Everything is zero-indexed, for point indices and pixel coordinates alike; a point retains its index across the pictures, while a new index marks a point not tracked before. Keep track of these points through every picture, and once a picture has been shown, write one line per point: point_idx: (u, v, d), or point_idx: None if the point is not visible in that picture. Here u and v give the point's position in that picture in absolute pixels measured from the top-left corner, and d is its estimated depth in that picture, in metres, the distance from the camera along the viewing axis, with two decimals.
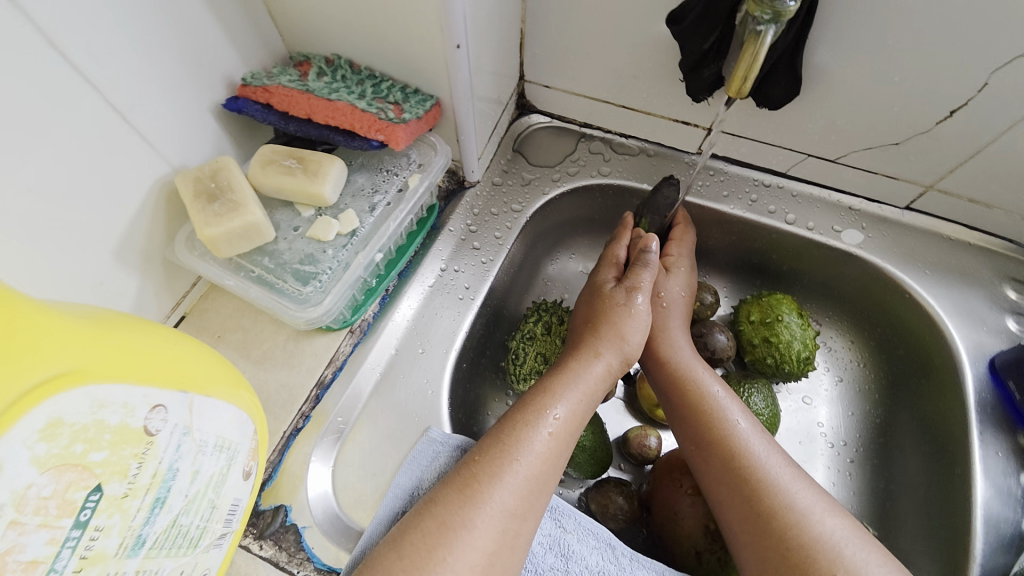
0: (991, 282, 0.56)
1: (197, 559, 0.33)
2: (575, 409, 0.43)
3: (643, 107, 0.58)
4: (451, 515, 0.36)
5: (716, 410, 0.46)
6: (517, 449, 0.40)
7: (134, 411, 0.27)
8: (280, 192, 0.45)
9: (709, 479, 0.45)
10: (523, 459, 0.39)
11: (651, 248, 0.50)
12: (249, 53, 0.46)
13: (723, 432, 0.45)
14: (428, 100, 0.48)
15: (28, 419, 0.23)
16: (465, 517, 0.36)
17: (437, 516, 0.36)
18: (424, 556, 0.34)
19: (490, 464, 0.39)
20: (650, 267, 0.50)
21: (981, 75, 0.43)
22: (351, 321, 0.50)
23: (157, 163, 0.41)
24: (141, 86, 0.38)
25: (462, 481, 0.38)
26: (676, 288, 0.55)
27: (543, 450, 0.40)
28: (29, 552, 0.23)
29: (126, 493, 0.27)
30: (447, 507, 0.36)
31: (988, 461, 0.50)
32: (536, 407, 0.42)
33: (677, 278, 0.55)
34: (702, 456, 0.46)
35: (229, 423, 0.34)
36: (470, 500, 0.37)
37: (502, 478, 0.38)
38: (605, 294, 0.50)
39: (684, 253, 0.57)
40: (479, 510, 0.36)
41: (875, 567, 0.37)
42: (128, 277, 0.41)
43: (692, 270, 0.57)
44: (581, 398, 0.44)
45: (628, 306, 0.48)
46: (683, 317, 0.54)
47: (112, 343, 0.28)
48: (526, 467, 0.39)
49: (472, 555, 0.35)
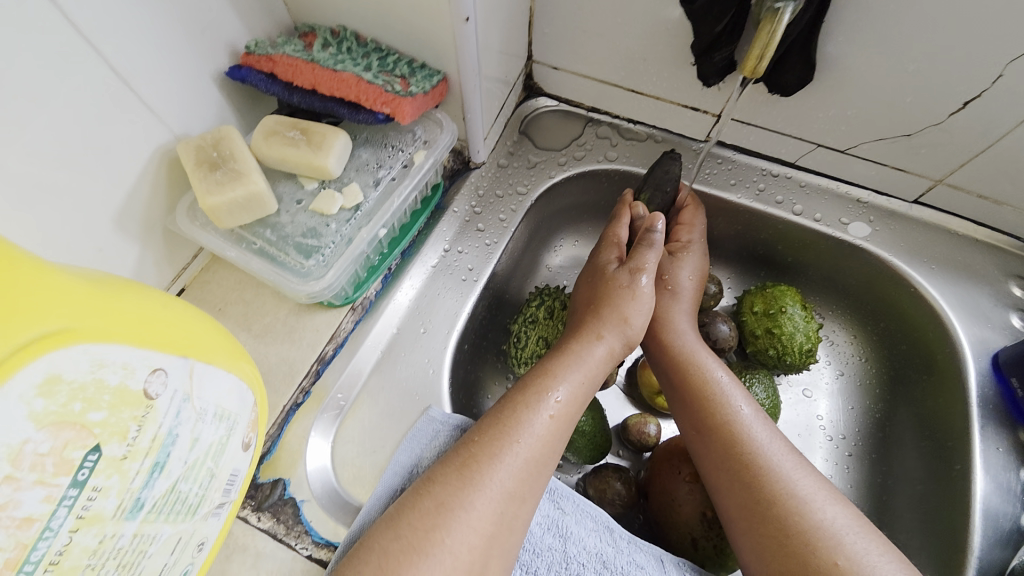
0: (997, 278, 0.55)
1: (196, 527, 0.33)
2: (576, 392, 0.43)
3: (652, 92, 0.57)
4: (449, 496, 0.36)
5: (719, 396, 0.46)
6: (516, 430, 0.39)
7: (134, 373, 0.27)
8: (282, 164, 0.45)
9: (708, 465, 0.45)
10: (523, 440, 0.39)
11: (657, 227, 0.49)
12: (253, 22, 0.45)
13: (725, 418, 0.45)
14: (434, 75, 0.47)
15: (24, 373, 0.23)
16: (464, 499, 0.36)
17: (435, 497, 0.36)
18: (421, 537, 0.34)
19: (489, 445, 0.38)
20: (655, 248, 0.49)
21: (996, 66, 0.42)
22: (353, 298, 0.50)
23: (158, 130, 0.40)
24: (143, 50, 0.37)
25: (461, 462, 0.38)
26: (684, 275, 0.55)
27: (543, 431, 0.40)
28: (24, 509, 0.23)
29: (125, 455, 0.27)
30: (445, 488, 0.36)
31: (988, 457, 0.49)
32: (537, 389, 0.42)
33: (686, 264, 0.55)
34: (703, 440, 0.46)
35: (228, 392, 0.34)
36: (468, 481, 0.37)
37: (501, 459, 0.38)
38: (608, 275, 0.50)
39: (695, 237, 0.57)
40: (477, 491, 0.36)
41: (875, 556, 0.37)
42: (128, 245, 0.41)
43: (703, 255, 0.56)
44: (582, 381, 0.44)
45: (632, 288, 0.48)
46: (691, 304, 0.54)
47: (110, 304, 0.28)
48: (525, 449, 0.39)
49: (470, 536, 0.35)
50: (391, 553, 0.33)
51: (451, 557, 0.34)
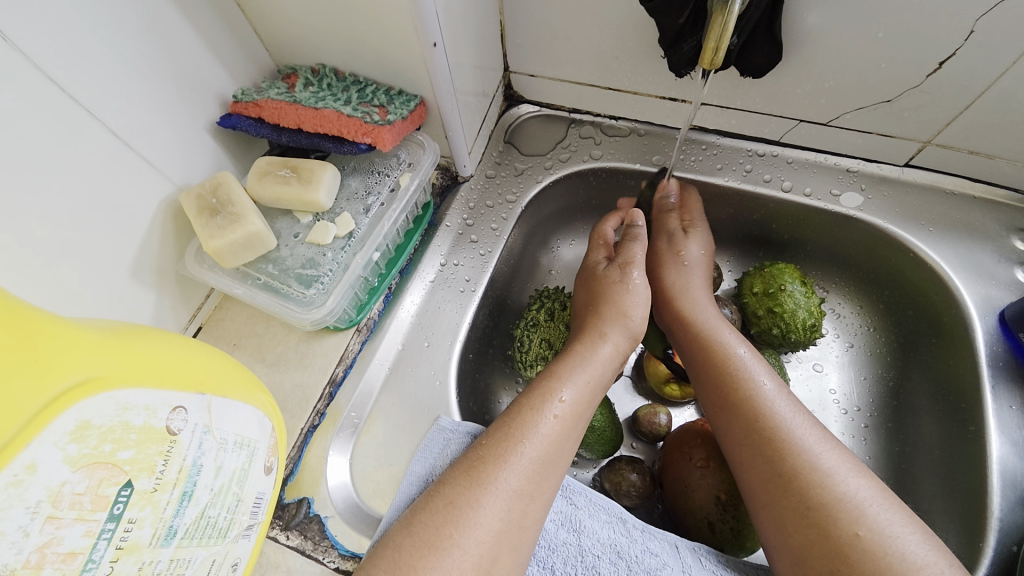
0: (997, 234, 0.55)
1: (228, 549, 0.35)
2: (582, 392, 0.44)
3: (629, 87, 0.58)
4: (458, 495, 0.38)
5: (741, 372, 0.46)
6: (524, 431, 0.41)
7: (156, 412, 0.30)
8: (278, 202, 0.47)
9: (732, 441, 0.45)
10: (529, 441, 0.41)
11: (639, 222, 0.54)
12: (238, 71, 0.48)
13: (748, 394, 0.45)
14: (412, 99, 0.49)
15: (58, 422, 0.25)
16: (471, 497, 0.37)
17: (444, 496, 0.38)
18: (431, 532, 0.36)
19: (495, 447, 0.40)
20: (640, 241, 0.53)
21: (966, 22, 0.42)
22: (356, 320, 0.52)
23: (161, 184, 0.43)
24: (139, 111, 0.41)
25: (469, 465, 0.40)
26: (695, 248, 0.56)
27: (550, 431, 0.42)
28: (66, 544, 0.25)
29: (155, 488, 0.29)
30: (454, 488, 0.38)
31: (1003, 416, 0.49)
32: (543, 391, 0.44)
33: (697, 237, 0.56)
34: (726, 417, 0.46)
35: (247, 421, 0.36)
36: (476, 481, 0.38)
37: (508, 460, 0.39)
38: (600, 275, 0.53)
39: (698, 218, 0.58)
40: (485, 491, 0.38)
41: (900, 527, 0.37)
42: (145, 292, 0.44)
43: (710, 230, 0.57)
44: (588, 381, 0.45)
45: (625, 282, 0.51)
46: (704, 275, 0.55)
47: (129, 352, 0.31)
48: (533, 449, 0.40)
49: (479, 532, 0.36)
50: (403, 548, 0.35)
51: (462, 552, 0.35)
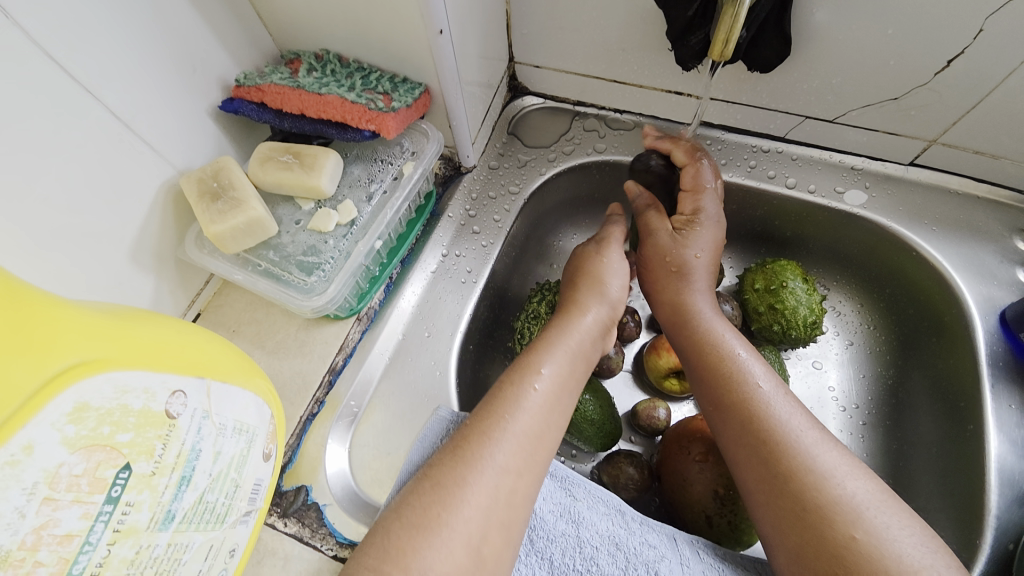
0: (1000, 235, 0.55)
1: (226, 534, 0.35)
2: (562, 366, 0.44)
3: (634, 81, 0.58)
4: (442, 475, 0.37)
5: (737, 373, 0.46)
6: (505, 409, 0.41)
7: (155, 395, 0.30)
8: (279, 187, 0.47)
9: (728, 442, 0.45)
10: (511, 419, 0.40)
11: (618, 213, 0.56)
12: (240, 55, 0.48)
13: (744, 395, 0.45)
14: (416, 87, 0.48)
15: (56, 403, 0.25)
16: (456, 475, 0.37)
17: (430, 476, 0.38)
18: (421, 514, 0.36)
19: (478, 425, 0.40)
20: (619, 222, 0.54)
21: (976, 20, 0.42)
22: (357, 309, 0.52)
23: (162, 167, 0.43)
24: (141, 93, 0.40)
25: (454, 445, 0.39)
26: (694, 250, 0.52)
27: (532, 407, 0.41)
28: (64, 526, 0.25)
29: (153, 471, 0.29)
30: (439, 467, 0.38)
31: (1001, 415, 0.49)
32: (522, 366, 0.44)
33: (697, 239, 0.52)
34: (722, 417, 0.46)
35: (246, 407, 0.36)
36: (460, 459, 0.38)
37: (491, 436, 0.39)
38: (579, 252, 0.54)
39: (710, 212, 0.53)
40: (470, 470, 0.37)
41: (897, 530, 0.37)
42: (144, 277, 0.44)
43: (717, 227, 0.53)
44: (567, 355, 0.45)
45: (601, 255, 0.52)
46: (707, 281, 0.53)
47: (130, 335, 0.31)
48: (513, 425, 0.40)
49: (469, 516, 0.36)
50: (391, 531, 0.35)
51: (452, 536, 0.35)
